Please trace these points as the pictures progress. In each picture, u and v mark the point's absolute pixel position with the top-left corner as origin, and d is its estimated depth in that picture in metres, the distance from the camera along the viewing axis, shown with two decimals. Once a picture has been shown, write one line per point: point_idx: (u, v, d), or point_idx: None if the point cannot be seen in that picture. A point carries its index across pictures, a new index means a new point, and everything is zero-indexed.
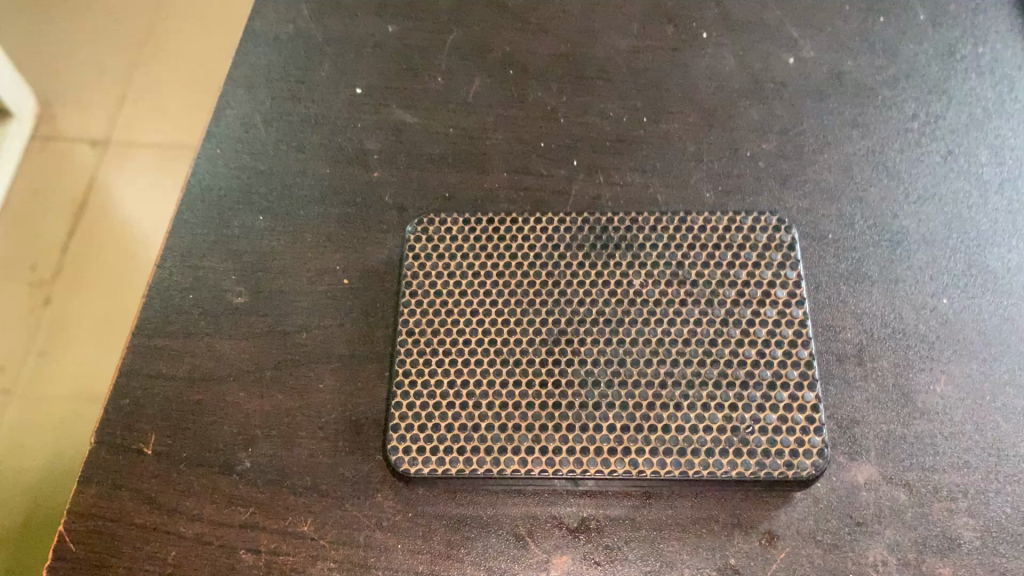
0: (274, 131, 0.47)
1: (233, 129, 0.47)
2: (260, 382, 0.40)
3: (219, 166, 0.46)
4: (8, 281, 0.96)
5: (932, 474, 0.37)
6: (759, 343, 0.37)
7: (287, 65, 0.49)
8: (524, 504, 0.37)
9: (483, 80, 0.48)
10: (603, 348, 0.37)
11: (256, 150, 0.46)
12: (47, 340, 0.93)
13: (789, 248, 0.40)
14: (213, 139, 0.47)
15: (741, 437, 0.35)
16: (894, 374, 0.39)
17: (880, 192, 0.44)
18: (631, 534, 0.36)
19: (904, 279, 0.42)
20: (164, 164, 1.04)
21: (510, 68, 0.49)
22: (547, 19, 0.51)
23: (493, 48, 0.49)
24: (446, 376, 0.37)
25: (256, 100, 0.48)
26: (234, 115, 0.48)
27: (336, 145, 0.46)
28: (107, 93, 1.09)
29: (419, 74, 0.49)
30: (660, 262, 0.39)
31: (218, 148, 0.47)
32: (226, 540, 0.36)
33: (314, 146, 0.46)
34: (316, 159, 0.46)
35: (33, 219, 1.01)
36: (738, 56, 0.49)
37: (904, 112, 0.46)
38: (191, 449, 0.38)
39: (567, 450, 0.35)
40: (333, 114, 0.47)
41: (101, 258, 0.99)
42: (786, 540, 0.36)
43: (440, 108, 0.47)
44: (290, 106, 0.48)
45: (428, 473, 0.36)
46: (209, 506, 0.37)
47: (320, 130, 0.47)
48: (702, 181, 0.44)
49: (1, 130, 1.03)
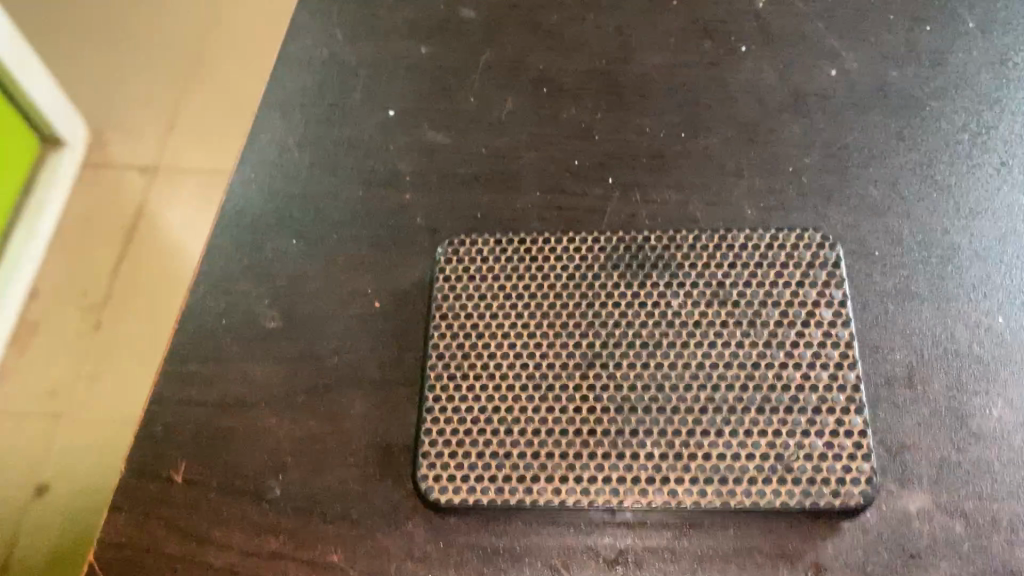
0: (306, 154, 0.47)
1: (266, 153, 0.47)
2: (291, 408, 0.39)
3: (252, 191, 0.46)
4: (59, 306, 0.98)
5: (990, 503, 0.35)
6: (805, 366, 0.36)
7: (320, 88, 0.49)
8: (559, 533, 0.35)
9: (517, 99, 0.47)
10: (641, 372, 0.36)
11: (288, 173, 0.46)
12: (94, 366, 0.94)
13: (834, 266, 0.38)
14: (247, 164, 0.47)
15: (786, 465, 0.34)
16: (948, 397, 0.37)
17: (929, 207, 0.42)
18: (671, 565, 0.35)
19: (956, 298, 0.40)
20: (204, 186, 1.05)
21: (544, 86, 0.48)
22: (581, 36, 0.50)
23: (526, 67, 0.49)
24: (478, 401, 0.36)
25: (288, 123, 0.48)
26: (267, 139, 0.47)
27: (368, 167, 0.46)
28: (152, 119, 1.11)
29: (451, 94, 0.48)
30: (699, 282, 0.38)
31: (252, 172, 0.46)
32: (255, 570, 0.36)
33: (346, 169, 0.46)
34: (348, 181, 0.46)
35: (82, 244, 1.02)
36: (779, 69, 0.47)
37: (953, 123, 0.44)
38: (221, 475, 0.38)
39: (603, 478, 0.34)
40: (366, 136, 0.47)
41: (145, 281, 1.00)
42: (834, 573, 0.34)
43: (473, 128, 0.47)
44: (323, 129, 0.47)
45: (460, 502, 0.35)
46: (239, 535, 0.37)
47: (352, 152, 0.47)
48: (742, 197, 0.43)
49: (52, 159, 1.05)
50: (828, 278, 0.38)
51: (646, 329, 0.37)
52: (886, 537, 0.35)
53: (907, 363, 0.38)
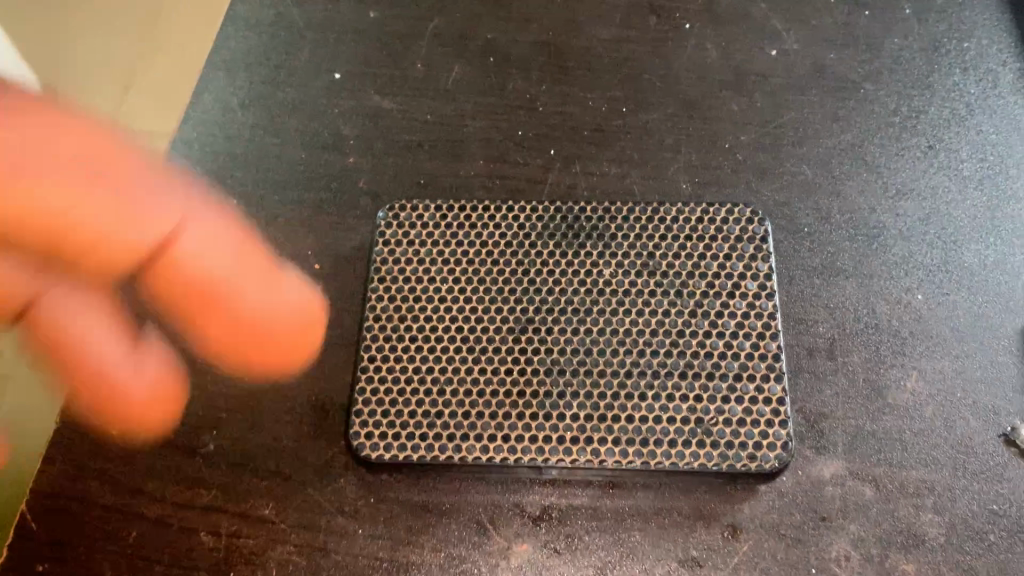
0: (251, 115, 0.47)
1: (211, 113, 0.47)
2: (228, 366, 0.40)
3: (195, 150, 0.46)
4: None
5: (899, 470, 0.37)
6: (728, 335, 0.37)
7: (268, 50, 0.49)
8: (487, 491, 0.36)
9: (464, 68, 0.48)
10: (570, 337, 0.37)
11: (233, 134, 0.46)
12: None
13: (762, 240, 0.40)
14: (191, 123, 0.47)
15: (705, 429, 0.35)
16: (865, 369, 0.39)
17: (858, 186, 0.44)
18: (594, 524, 0.36)
19: (879, 275, 0.41)
20: None
21: (491, 56, 0.48)
22: (530, 7, 0.50)
23: (474, 36, 0.49)
24: (412, 362, 0.37)
25: (235, 84, 0.48)
26: (213, 99, 0.48)
27: (313, 130, 0.46)
28: None
29: (399, 61, 0.48)
30: (631, 252, 0.39)
31: (196, 131, 0.47)
32: (186, 522, 0.36)
33: (291, 131, 0.46)
34: (293, 143, 0.46)
35: None
36: (721, 48, 0.48)
37: (885, 106, 0.46)
38: (156, 430, 0.38)
39: (529, 438, 0.35)
40: (312, 99, 0.47)
41: None
42: (749, 532, 0.36)
43: (419, 95, 0.47)
44: (269, 90, 0.48)
45: (390, 459, 0.36)
46: (172, 488, 0.37)
47: (297, 115, 0.47)
48: (679, 171, 0.44)
49: None
50: (757, 251, 0.39)
51: (578, 296, 0.38)
52: (799, 500, 0.36)
53: (830, 336, 0.40)
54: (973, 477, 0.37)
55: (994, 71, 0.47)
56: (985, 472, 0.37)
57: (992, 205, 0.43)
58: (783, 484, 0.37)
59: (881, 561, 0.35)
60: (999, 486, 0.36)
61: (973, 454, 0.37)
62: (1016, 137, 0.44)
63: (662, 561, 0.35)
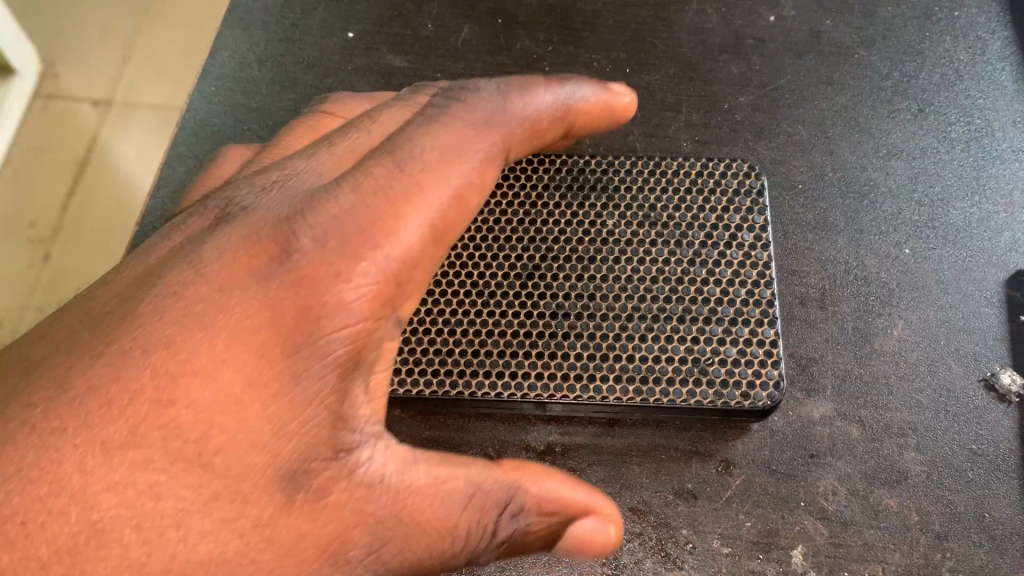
0: (267, 71, 0.49)
1: (228, 69, 0.49)
2: None
3: (213, 103, 0.47)
4: None
5: (884, 412, 0.39)
6: (726, 282, 0.39)
7: (283, 9, 0.51)
8: (494, 428, 0.39)
9: (472, 28, 0.50)
10: (575, 281, 0.39)
11: (249, 89, 0.48)
12: None
13: (758, 195, 0.41)
14: (209, 78, 0.48)
15: (701, 368, 0.37)
16: (854, 318, 0.41)
17: (851, 146, 0.45)
18: (595, 458, 0.38)
19: (869, 230, 0.43)
20: None
21: (498, 17, 0.50)
22: None
23: None
24: (425, 304, 0.39)
25: (251, 42, 0.50)
26: (229, 55, 0.49)
27: (327, 86, 0.48)
28: None
29: (409, 21, 0.50)
30: (634, 204, 0.41)
31: (213, 86, 0.48)
32: None
33: (305, 87, 0.48)
34: (308, 99, 0.47)
35: None
36: (722, 13, 0.50)
37: (878, 71, 0.48)
38: None
39: (535, 376, 0.37)
40: (325, 57, 0.49)
41: None
42: (741, 468, 0.38)
43: (430, 54, 0.49)
44: (284, 48, 0.49)
45: (402, 393, 0.38)
46: None
47: (311, 71, 0.48)
48: (680, 130, 0.46)
49: None
50: (755, 204, 0.41)
51: (582, 244, 0.40)
52: (789, 439, 0.39)
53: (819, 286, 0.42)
54: (954, 419, 0.39)
55: (983, 38, 0.48)
56: (965, 415, 0.39)
57: (979, 166, 0.45)
58: (774, 424, 0.39)
59: (866, 495, 0.37)
60: (979, 427, 0.38)
61: (955, 398, 0.39)
62: (1002, 101, 0.46)
63: (659, 493, 0.37)
